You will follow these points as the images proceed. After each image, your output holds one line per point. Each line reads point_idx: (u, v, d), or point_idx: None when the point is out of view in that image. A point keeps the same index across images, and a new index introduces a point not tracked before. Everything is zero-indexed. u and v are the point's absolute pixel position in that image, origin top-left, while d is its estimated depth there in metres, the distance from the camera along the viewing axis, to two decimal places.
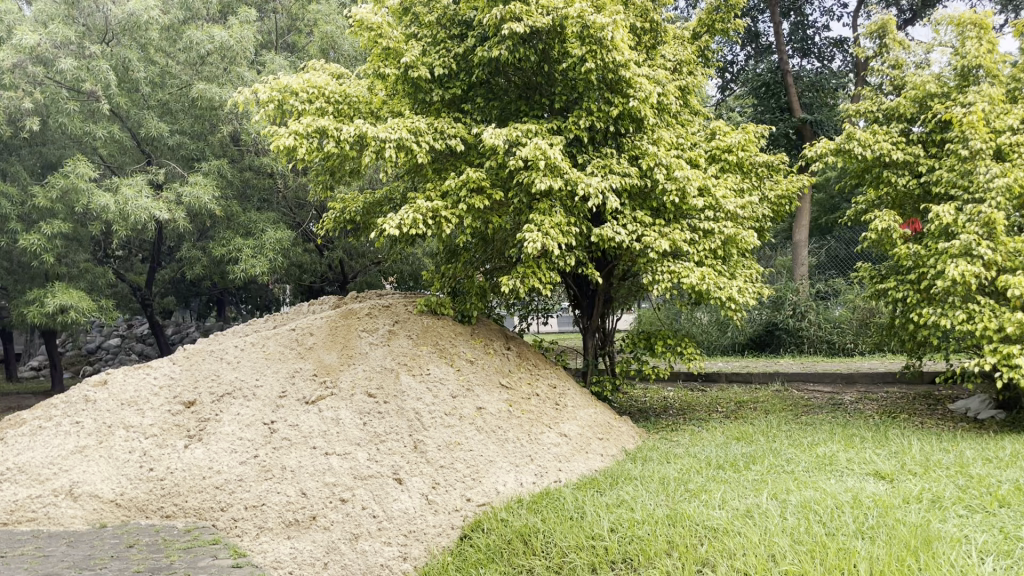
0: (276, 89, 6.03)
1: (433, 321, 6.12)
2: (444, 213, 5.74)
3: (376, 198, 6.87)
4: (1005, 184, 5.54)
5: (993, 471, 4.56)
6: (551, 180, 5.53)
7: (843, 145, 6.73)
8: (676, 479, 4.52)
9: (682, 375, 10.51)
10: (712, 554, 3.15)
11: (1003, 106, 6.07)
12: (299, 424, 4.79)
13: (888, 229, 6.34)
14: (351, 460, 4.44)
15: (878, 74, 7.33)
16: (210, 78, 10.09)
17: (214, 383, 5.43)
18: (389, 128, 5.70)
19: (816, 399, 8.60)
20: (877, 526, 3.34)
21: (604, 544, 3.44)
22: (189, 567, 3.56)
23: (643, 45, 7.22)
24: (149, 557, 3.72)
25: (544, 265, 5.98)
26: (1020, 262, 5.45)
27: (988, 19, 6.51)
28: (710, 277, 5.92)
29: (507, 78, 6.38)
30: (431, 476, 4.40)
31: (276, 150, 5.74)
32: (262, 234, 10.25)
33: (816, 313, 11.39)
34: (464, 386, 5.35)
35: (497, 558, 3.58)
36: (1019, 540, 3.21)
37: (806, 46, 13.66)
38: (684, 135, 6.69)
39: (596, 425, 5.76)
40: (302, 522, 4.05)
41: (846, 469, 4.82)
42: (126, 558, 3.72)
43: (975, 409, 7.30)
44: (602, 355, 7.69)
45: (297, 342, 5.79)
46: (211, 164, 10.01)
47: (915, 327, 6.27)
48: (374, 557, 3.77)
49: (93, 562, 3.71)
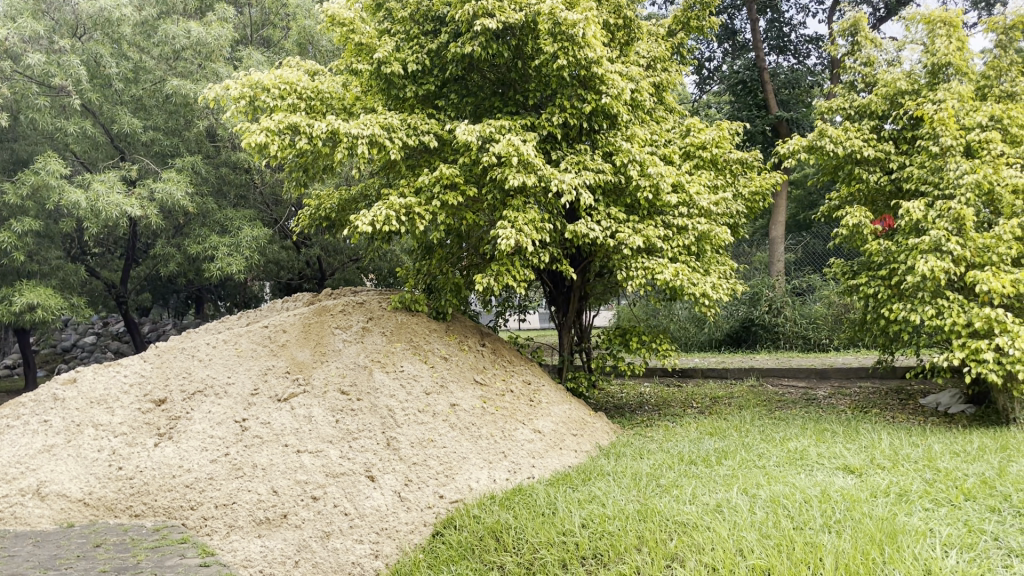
0: (248, 85, 5.90)
1: (407, 318, 6.09)
2: (418, 209, 5.70)
3: (350, 196, 6.80)
4: (974, 180, 5.55)
5: (960, 465, 4.60)
6: (525, 176, 5.50)
7: (815, 142, 6.73)
8: (649, 474, 4.53)
9: (657, 372, 10.51)
10: (681, 549, 3.17)
11: (972, 104, 6.13)
12: (270, 422, 4.72)
13: (859, 225, 6.38)
14: (323, 458, 4.39)
15: (850, 72, 7.34)
16: (184, 74, 9.94)
17: (185, 381, 5.35)
18: (362, 124, 5.63)
19: (790, 395, 8.64)
20: (844, 520, 3.37)
21: (575, 540, 3.44)
22: (156, 567, 3.52)
23: (616, 41, 7.21)
24: (116, 557, 3.67)
25: (518, 262, 5.94)
26: (989, 258, 5.48)
27: (958, 18, 6.56)
28: (684, 273, 5.91)
29: (482, 74, 6.35)
30: (404, 474, 4.37)
31: (247, 147, 5.64)
32: (238, 232, 10.14)
33: (792, 309, 11.45)
34: (437, 383, 5.33)
35: (468, 555, 3.59)
36: (983, 533, 3.22)
37: (783, 43, 13.71)
38: (658, 132, 6.68)
39: (570, 421, 5.76)
40: (273, 520, 4.01)
41: (817, 463, 4.84)
42: (92, 558, 3.67)
43: (946, 404, 7.40)
44: (578, 351, 7.64)
45: (270, 339, 5.71)
46: (186, 160, 9.88)
47: (886, 322, 6.31)
48: (346, 555, 3.75)
49: (59, 562, 3.65)
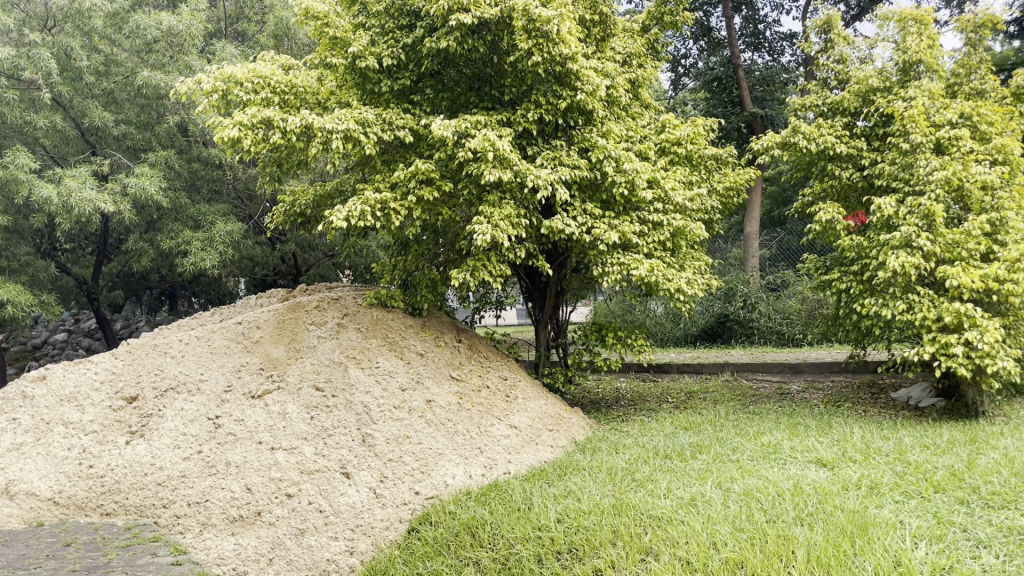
0: (220, 79, 5.81)
1: (383, 314, 6.05)
2: (393, 205, 5.66)
3: (325, 191, 6.73)
4: (944, 176, 5.62)
5: (931, 458, 4.66)
6: (500, 172, 5.49)
7: (789, 138, 6.78)
8: (624, 468, 4.55)
9: (633, 367, 10.57)
10: (655, 543, 3.18)
11: (942, 101, 6.20)
12: (244, 419, 4.66)
13: (832, 221, 6.44)
14: (298, 455, 4.36)
15: (824, 69, 7.40)
16: (157, 66, 9.79)
17: (157, 378, 5.27)
18: (337, 119, 5.56)
19: (764, 389, 8.72)
20: (816, 512, 3.40)
21: (550, 535, 3.44)
22: (126, 566, 3.47)
23: (592, 37, 7.20)
24: (86, 556, 3.62)
25: (494, 258, 5.92)
26: (959, 253, 5.54)
27: (929, 15, 6.63)
28: (660, 268, 5.93)
29: (458, 70, 6.32)
30: (380, 470, 4.35)
31: (219, 141, 5.56)
32: (212, 227, 10.03)
33: (766, 304, 11.53)
34: (413, 379, 5.30)
35: (444, 551, 3.58)
36: (952, 524, 3.25)
37: (757, 40, 13.81)
38: (633, 128, 6.71)
39: (546, 417, 5.77)
40: (247, 517, 3.97)
41: (790, 457, 4.88)
42: (62, 557, 3.62)
43: (917, 397, 7.50)
44: (555, 346, 7.65)
45: (243, 335, 5.64)
46: (158, 155, 9.74)
47: (859, 317, 6.37)
48: (320, 552, 3.72)
49: (27, 562, 3.59)
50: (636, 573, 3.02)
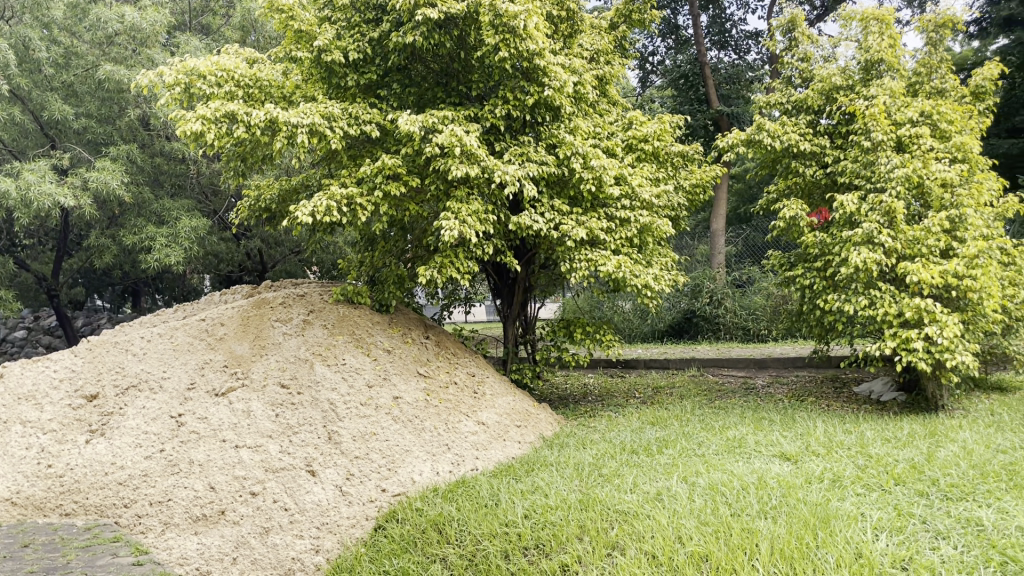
0: (183, 72, 5.69)
1: (349, 310, 5.99)
2: (360, 200, 5.60)
3: (291, 186, 6.64)
4: (904, 174, 5.71)
5: (892, 451, 4.73)
6: (468, 167, 5.45)
7: (754, 136, 6.84)
8: (591, 463, 4.55)
9: (602, 363, 10.62)
10: (621, 538, 3.19)
11: (903, 100, 6.29)
12: (207, 417, 4.58)
13: (796, 218, 6.51)
14: (262, 453, 4.29)
15: (788, 67, 7.47)
16: (119, 59, 9.61)
17: (118, 375, 5.16)
18: (302, 113, 5.48)
19: (729, 384, 8.81)
20: (780, 506, 3.42)
21: (517, 530, 3.44)
22: (86, 567, 3.39)
23: (559, 34, 7.20)
24: (44, 557, 3.54)
25: (462, 254, 5.89)
26: (919, 249, 5.61)
27: (891, 15, 6.72)
28: (627, 264, 5.94)
29: (425, 65, 6.29)
30: (346, 468, 4.30)
31: (182, 135, 5.45)
32: (176, 223, 9.88)
33: (732, 300, 11.62)
34: (380, 376, 5.26)
35: (411, 548, 3.54)
36: (911, 516, 3.29)
37: (724, 38, 13.91)
38: (601, 125, 6.71)
39: (514, 413, 5.76)
40: (210, 517, 3.90)
41: (755, 451, 4.92)
42: (19, 558, 3.53)
43: (879, 392, 7.61)
44: (523, 343, 7.65)
45: (207, 332, 5.54)
46: (120, 149, 9.54)
47: (822, 313, 6.44)
48: (286, 551, 3.67)
49: None
50: (602, 567, 3.02)
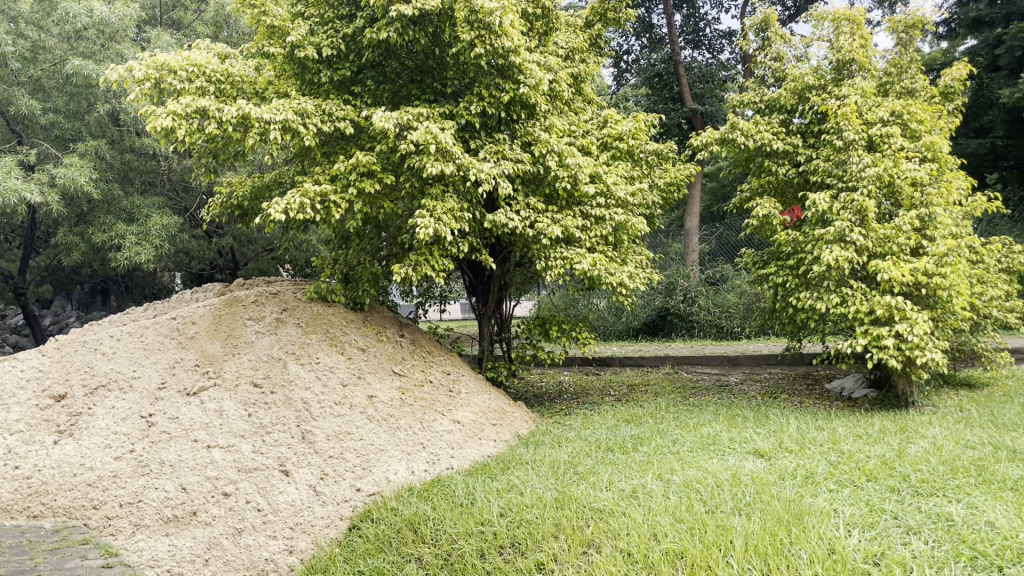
0: (153, 66, 5.58)
1: (323, 308, 5.93)
2: (333, 197, 5.53)
3: (263, 183, 6.55)
4: (876, 173, 5.75)
5: (864, 447, 4.76)
6: (443, 165, 5.40)
7: (727, 134, 6.86)
8: (567, 461, 4.53)
9: (577, 360, 10.62)
10: (597, 536, 3.17)
11: (874, 100, 6.33)
12: (179, 417, 4.50)
13: (769, 216, 6.54)
14: (235, 453, 4.22)
15: (761, 67, 7.50)
16: (87, 54, 9.44)
17: (87, 375, 5.06)
18: (275, 109, 5.40)
19: (703, 381, 8.85)
20: (753, 502, 3.42)
21: (493, 529, 3.42)
22: (53, 570, 3.31)
23: (535, 31, 7.18)
24: (11, 560, 3.45)
25: (437, 252, 5.85)
26: (890, 248, 5.65)
27: (862, 16, 6.77)
28: (602, 262, 5.93)
29: (400, 61, 6.23)
30: (320, 467, 4.24)
31: (152, 131, 5.35)
32: (146, 220, 9.73)
33: (705, 298, 11.69)
34: (354, 374, 5.20)
35: (386, 548, 3.50)
36: (883, 512, 3.31)
37: (698, 37, 13.97)
38: (576, 123, 6.68)
39: (489, 411, 5.73)
40: (181, 518, 3.83)
41: (729, 448, 4.93)
42: None
43: (850, 388, 7.68)
44: (498, 341, 7.62)
45: (178, 331, 5.44)
46: (88, 145, 9.37)
47: (795, 311, 6.48)
48: (259, 552, 3.61)
49: None
50: (577, 565, 3.00)
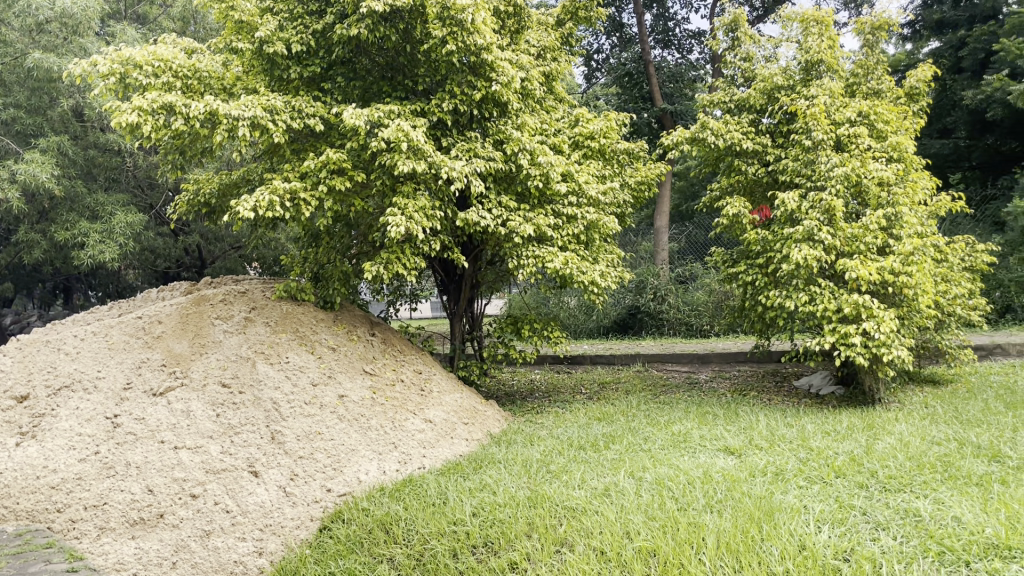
0: (118, 61, 5.42)
1: (293, 307, 5.85)
2: (303, 195, 5.45)
3: (232, 180, 6.44)
4: (844, 173, 5.80)
5: (833, 444, 4.79)
6: (414, 163, 5.35)
7: (697, 134, 6.88)
8: (539, 460, 4.51)
9: (548, 359, 10.61)
10: (570, 534, 3.15)
11: (842, 101, 6.39)
12: (145, 417, 4.40)
13: (738, 215, 6.58)
14: (203, 454, 4.13)
15: (731, 67, 7.54)
16: (49, 48, 9.23)
17: (50, 375, 4.94)
18: (243, 105, 5.30)
19: (674, 379, 8.88)
20: (725, 499, 3.42)
21: (466, 529, 3.38)
22: None
23: (507, 29, 7.14)
24: None
25: (408, 250, 5.79)
26: (857, 247, 5.69)
27: (830, 17, 6.83)
28: (574, 261, 5.92)
29: (370, 58, 6.15)
30: (290, 468, 4.18)
31: (117, 127, 5.22)
32: (110, 218, 9.55)
33: (675, 296, 11.75)
34: (325, 373, 5.13)
35: (357, 549, 3.45)
36: (852, 508, 3.32)
37: (667, 37, 14.02)
38: (548, 122, 6.66)
39: (462, 410, 5.69)
40: (148, 520, 3.74)
41: (700, 445, 4.94)
42: None
43: (818, 386, 7.76)
44: (469, 340, 7.57)
45: (144, 330, 5.32)
46: (50, 140, 9.16)
47: (764, 309, 6.52)
48: (228, 554, 3.55)
49: None
50: (550, 564, 2.98)
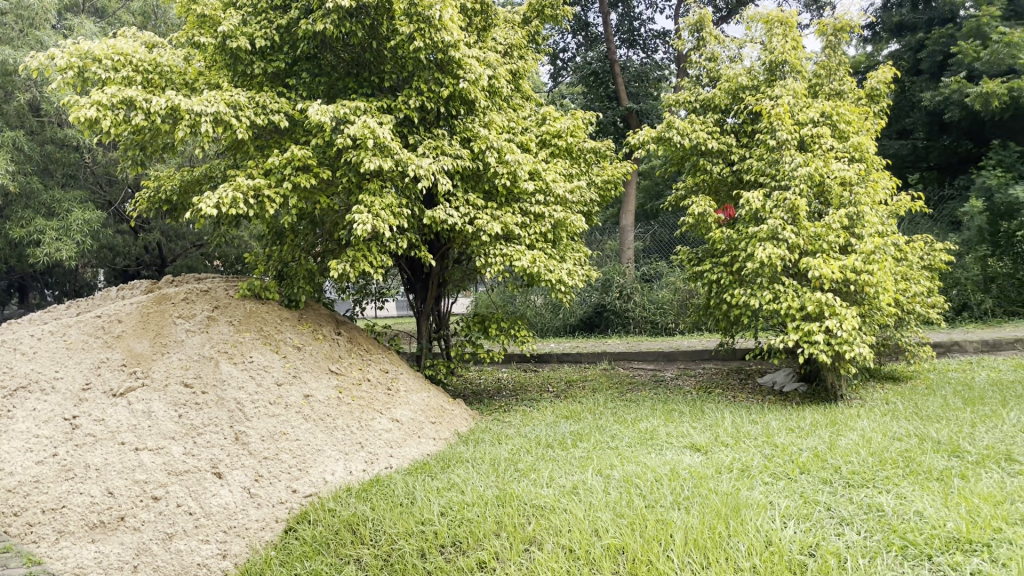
0: (76, 55, 5.25)
1: (257, 305, 5.75)
2: (267, 192, 5.35)
3: (194, 177, 6.30)
4: (807, 172, 5.85)
5: (797, 440, 4.83)
6: (381, 160, 5.28)
7: (663, 133, 6.91)
8: (507, 458, 4.48)
9: (515, 357, 10.59)
10: (538, 533, 3.12)
11: (805, 101, 6.45)
12: (105, 418, 4.25)
13: (704, 214, 6.61)
14: (164, 455, 4.01)
15: (696, 67, 7.57)
16: (4, 40, 8.97)
17: (5, 376, 4.76)
18: (206, 101, 5.18)
19: (640, 376, 8.92)
20: (692, 496, 3.42)
21: (434, 528, 3.34)
22: None
23: (473, 26, 7.09)
24: None
25: (375, 248, 5.72)
26: (819, 246, 5.74)
27: (793, 18, 6.89)
28: (541, 260, 5.91)
29: (336, 54, 6.06)
30: (255, 469, 4.09)
31: (75, 122, 5.07)
32: (67, 215, 9.32)
33: (641, 295, 11.81)
34: (290, 373, 5.05)
35: (323, 550, 3.39)
36: (817, 503, 3.33)
37: (633, 37, 14.06)
38: (515, 119, 6.63)
39: (429, 409, 5.64)
40: (108, 523, 3.63)
41: (667, 443, 4.95)
42: None
43: (782, 382, 7.83)
44: (436, 338, 7.51)
45: (104, 330, 5.18)
46: (5, 135, 8.90)
47: (729, 307, 6.56)
48: (190, 556, 3.48)
49: None
50: (519, 563, 2.95)
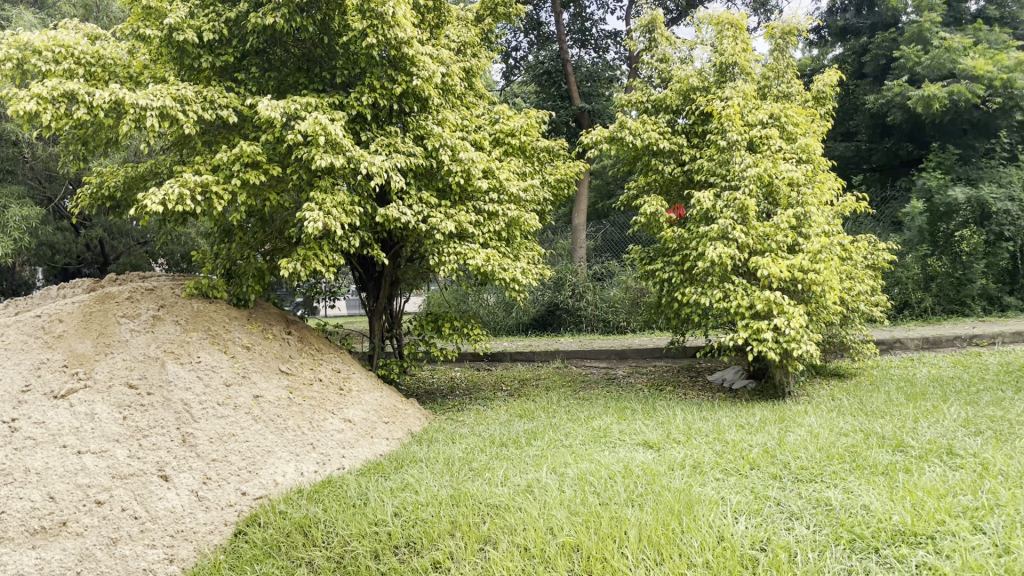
0: (13, 46, 5.06)
1: (204, 305, 5.60)
2: (215, 188, 5.21)
3: (138, 173, 6.13)
4: (757, 173, 5.92)
5: (747, 436, 4.88)
6: (333, 157, 5.17)
7: (616, 133, 6.95)
8: (461, 458, 4.44)
9: (467, 356, 10.55)
10: (494, 531, 3.10)
11: (754, 103, 6.53)
12: (45, 421, 4.00)
13: (656, 213, 6.66)
14: (109, 459, 3.84)
15: (648, 67, 7.62)
16: None
17: None
18: (151, 94, 5.02)
19: (592, 374, 8.96)
20: (646, 493, 3.43)
21: (387, 529, 3.28)
22: None
23: (427, 23, 7.03)
24: None
25: (326, 246, 5.63)
26: (768, 245, 5.81)
27: (742, 21, 6.98)
28: (495, 259, 5.88)
29: (285, 49, 5.94)
30: (203, 471, 3.99)
31: (12, 115, 4.87)
32: (4, 211, 8.99)
33: (593, 293, 11.89)
34: (238, 373, 4.94)
35: (275, 553, 3.32)
36: (767, 498, 3.36)
37: (584, 37, 14.13)
38: (469, 117, 6.57)
39: (381, 409, 5.58)
40: (49, 529, 3.42)
41: (619, 440, 4.96)
42: None
43: (731, 379, 7.94)
44: (388, 338, 7.43)
45: (43, 329, 4.94)
46: None
47: (680, 306, 6.61)
48: (137, 561, 3.38)
49: None
50: (474, 562, 2.92)
